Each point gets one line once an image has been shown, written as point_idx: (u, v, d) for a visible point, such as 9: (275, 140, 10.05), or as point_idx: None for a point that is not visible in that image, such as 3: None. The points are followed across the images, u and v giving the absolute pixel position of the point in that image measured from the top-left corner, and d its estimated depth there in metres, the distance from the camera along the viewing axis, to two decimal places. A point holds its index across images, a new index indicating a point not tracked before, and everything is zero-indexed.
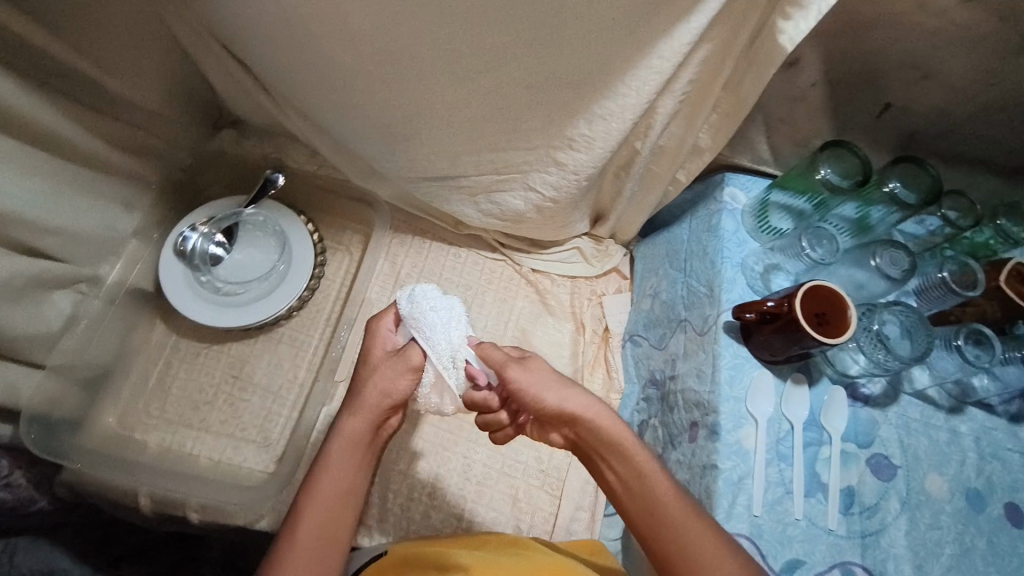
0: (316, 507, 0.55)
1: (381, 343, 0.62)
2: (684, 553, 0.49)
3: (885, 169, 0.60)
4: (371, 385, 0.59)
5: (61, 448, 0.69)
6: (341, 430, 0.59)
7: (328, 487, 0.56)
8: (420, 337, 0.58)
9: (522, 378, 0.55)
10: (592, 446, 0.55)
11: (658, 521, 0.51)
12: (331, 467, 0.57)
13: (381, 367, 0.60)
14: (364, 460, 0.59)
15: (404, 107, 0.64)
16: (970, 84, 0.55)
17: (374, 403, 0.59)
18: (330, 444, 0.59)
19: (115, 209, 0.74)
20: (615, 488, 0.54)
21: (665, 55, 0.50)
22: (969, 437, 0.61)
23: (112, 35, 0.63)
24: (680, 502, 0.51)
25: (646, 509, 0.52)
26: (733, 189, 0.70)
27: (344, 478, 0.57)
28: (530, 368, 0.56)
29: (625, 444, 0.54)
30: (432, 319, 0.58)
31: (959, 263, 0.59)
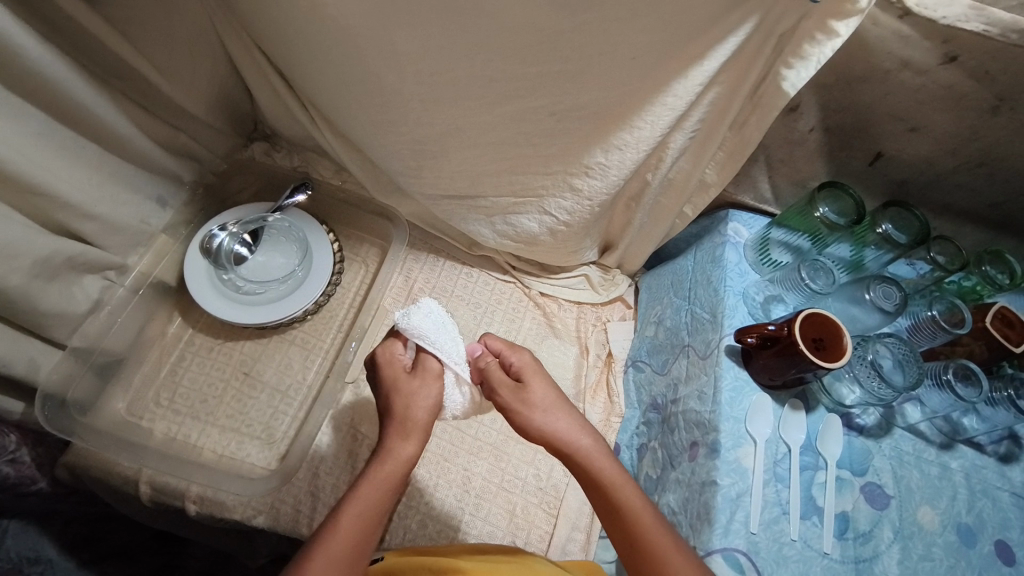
0: (353, 519, 0.55)
1: (395, 365, 0.63)
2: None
3: (877, 212, 0.64)
4: (418, 407, 0.60)
5: (71, 428, 0.71)
6: (391, 453, 0.59)
7: (368, 501, 0.56)
8: (429, 346, 0.62)
9: (514, 404, 0.60)
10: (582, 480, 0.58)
11: (646, 558, 0.53)
12: (374, 481, 0.57)
13: (416, 389, 0.62)
14: (403, 482, 0.59)
15: (436, 126, 0.69)
16: (953, 138, 0.60)
17: (422, 425, 0.61)
18: (377, 462, 0.59)
19: (151, 206, 0.78)
20: (605, 523, 0.57)
21: (679, 94, 0.55)
22: (960, 473, 0.63)
23: (174, 44, 0.69)
24: (667, 540, 0.53)
25: (631, 544, 0.54)
26: (736, 225, 0.75)
27: (384, 496, 0.57)
28: (525, 392, 0.60)
29: (614, 479, 0.57)
30: (437, 329, 0.62)
31: (948, 303, 0.63)
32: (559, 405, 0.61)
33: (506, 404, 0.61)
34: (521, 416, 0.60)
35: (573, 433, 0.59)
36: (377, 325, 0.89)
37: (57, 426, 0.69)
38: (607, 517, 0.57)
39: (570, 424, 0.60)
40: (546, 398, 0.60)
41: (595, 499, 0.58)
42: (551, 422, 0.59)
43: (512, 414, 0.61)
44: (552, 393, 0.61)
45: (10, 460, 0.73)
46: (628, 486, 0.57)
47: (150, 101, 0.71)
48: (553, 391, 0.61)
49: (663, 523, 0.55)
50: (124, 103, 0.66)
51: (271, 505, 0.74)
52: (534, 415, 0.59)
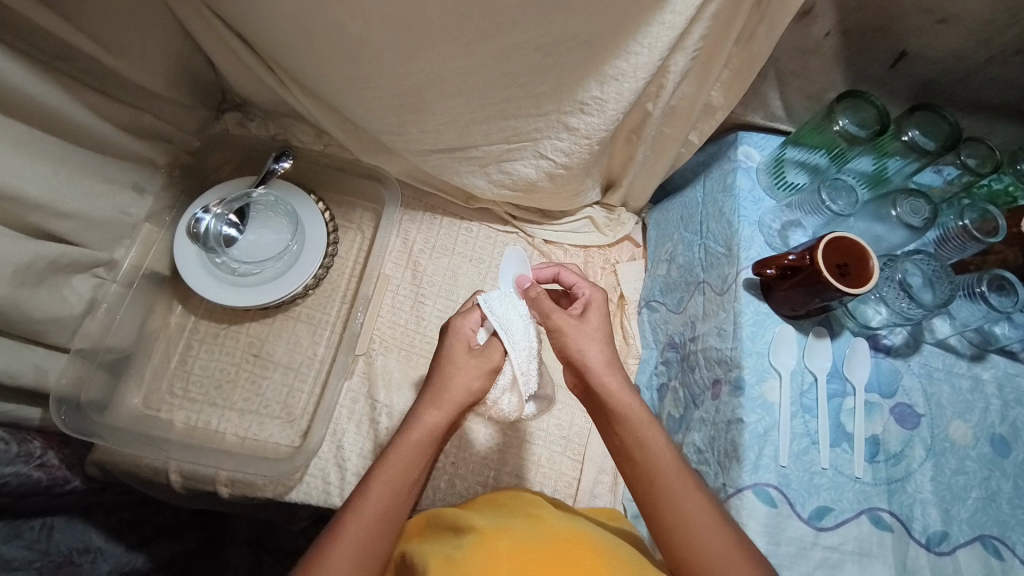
0: (385, 480, 0.53)
1: (463, 339, 0.61)
2: (683, 526, 0.50)
3: (903, 117, 0.59)
4: (458, 381, 0.58)
5: (92, 428, 0.71)
6: (419, 421, 0.57)
7: (397, 466, 0.54)
8: (506, 338, 0.59)
9: (567, 326, 0.59)
10: (606, 413, 0.58)
11: (656, 489, 0.52)
12: (404, 447, 0.55)
13: (468, 363, 0.59)
14: (432, 448, 0.57)
15: (415, 75, 0.63)
16: (987, 25, 0.54)
17: (457, 401, 0.58)
18: (406, 428, 0.57)
19: (128, 195, 0.74)
20: (621, 460, 0.56)
21: (678, 8, 0.49)
22: (991, 384, 0.61)
23: (115, 15, 0.62)
24: (682, 474, 0.53)
25: (646, 476, 0.53)
26: (747, 147, 0.70)
27: (415, 462, 0.55)
28: (583, 322, 0.60)
29: (635, 415, 0.56)
30: (521, 329, 0.59)
31: (979, 211, 0.59)
32: (603, 341, 0.59)
33: (557, 329, 0.60)
34: (567, 342, 0.59)
35: (606, 367, 0.58)
36: (379, 293, 0.86)
37: (77, 428, 0.69)
38: (624, 452, 0.56)
39: (608, 360, 0.58)
40: (599, 331, 0.60)
41: (613, 434, 0.57)
42: (585, 354, 0.58)
43: (563, 338, 0.59)
44: (604, 330, 0.61)
45: (39, 464, 0.71)
46: (645, 422, 0.55)
47: (105, 82, 0.65)
48: (605, 330, 0.61)
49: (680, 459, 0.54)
50: (75, 88, 0.60)
51: (301, 480, 0.75)
52: (581, 341, 0.59)
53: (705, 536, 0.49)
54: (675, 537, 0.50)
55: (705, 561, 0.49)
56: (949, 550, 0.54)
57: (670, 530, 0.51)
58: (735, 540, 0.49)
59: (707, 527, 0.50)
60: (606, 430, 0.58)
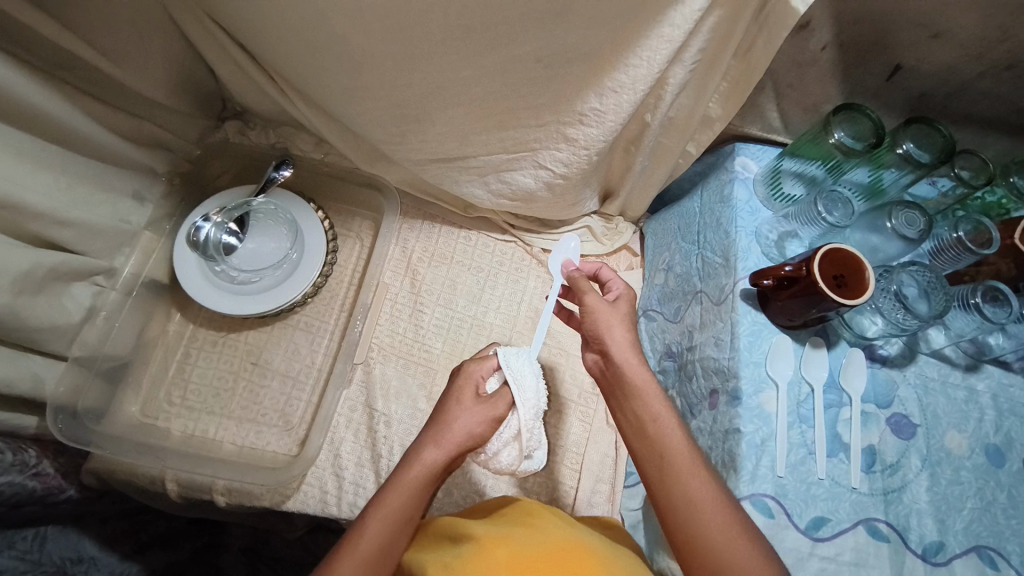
0: (377, 522, 0.53)
1: (472, 383, 0.61)
2: (687, 502, 0.50)
3: (898, 130, 0.60)
4: (460, 423, 0.58)
5: (89, 437, 0.70)
6: (418, 459, 0.57)
7: (391, 512, 0.54)
8: (517, 389, 0.58)
9: (598, 306, 0.60)
10: (617, 387, 0.58)
11: (664, 465, 0.52)
12: (399, 489, 0.55)
13: (473, 407, 0.59)
14: (428, 490, 0.57)
15: (415, 86, 0.64)
16: (980, 40, 0.55)
17: (459, 441, 0.57)
18: (404, 468, 0.57)
19: (127, 202, 0.74)
20: (630, 436, 0.56)
21: (676, 22, 0.49)
22: (986, 395, 0.62)
23: (117, 25, 0.62)
24: (690, 452, 0.52)
25: (654, 452, 0.53)
26: (744, 159, 0.70)
27: (408, 506, 0.55)
28: (614, 306, 0.61)
29: (648, 391, 0.56)
30: (532, 382, 0.59)
31: (974, 222, 0.60)
32: (630, 327, 0.60)
33: (589, 307, 0.60)
34: (596, 319, 0.59)
35: (626, 346, 0.58)
36: (378, 302, 0.87)
37: (73, 436, 0.69)
38: (632, 426, 0.56)
39: (629, 341, 0.59)
40: (626, 317, 0.60)
41: (625, 408, 0.57)
42: (612, 333, 0.59)
43: (591, 316, 0.60)
44: (631, 317, 0.61)
45: (34, 474, 0.71)
46: (659, 398, 0.55)
47: (106, 91, 0.66)
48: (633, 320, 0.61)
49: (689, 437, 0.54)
50: (77, 97, 0.61)
51: (298, 489, 0.75)
52: (611, 321, 0.59)
53: (708, 514, 0.49)
54: (677, 514, 0.50)
55: (705, 538, 0.48)
56: (945, 561, 0.55)
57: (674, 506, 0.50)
58: (738, 521, 0.49)
59: (711, 506, 0.49)
60: (615, 405, 0.59)
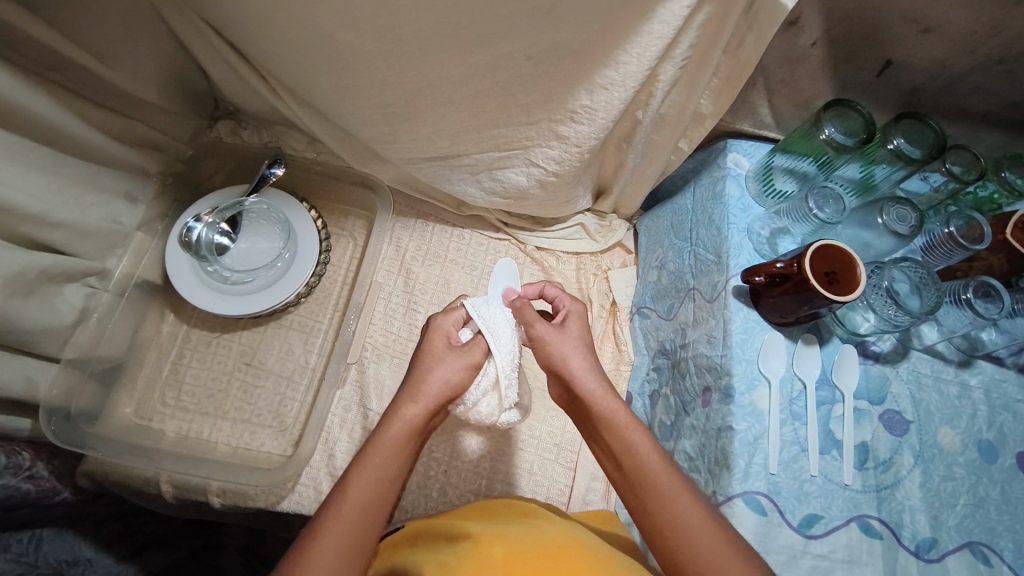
0: (364, 480, 0.52)
1: (443, 335, 0.62)
2: (673, 531, 0.49)
3: (890, 125, 0.60)
4: (436, 374, 0.58)
5: (83, 439, 0.70)
6: (397, 415, 0.56)
7: (376, 468, 0.53)
8: (491, 337, 0.60)
9: (550, 337, 0.60)
10: (591, 418, 0.58)
11: (645, 496, 0.52)
12: (383, 445, 0.54)
13: (447, 358, 0.59)
14: (410, 447, 0.56)
15: (405, 84, 0.63)
16: (971, 35, 0.55)
17: (436, 393, 0.58)
18: (383, 426, 0.56)
19: (119, 203, 0.74)
20: (614, 466, 0.56)
21: (666, 19, 0.49)
22: (979, 390, 0.62)
23: (105, 24, 0.62)
24: (669, 478, 0.52)
25: (635, 482, 0.53)
26: (736, 155, 0.70)
27: (392, 461, 0.54)
28: (564, 331, 0.61)
29: (620, 421, 0.56)
30: (506, 329, 0.61)
31: (965, 217, 0.60)
32: (584, 347, 0.61)
33: (538, 338, 0.61)
34: (551, 352, 0.60)
35: (588, 376, 0.58)
36: (371, 301, 0.87)
37: (67, 438, 0.69)
38: (612, 458, 0.56)
39: (590, 369, 0.59)
40: (580, 339, 0.61)
41: (602, 439, 0.57)
42: (568, 362, 0.59)
43: (545, 347, 0.60)
44: (584, 337, 0.62)
45: (28, 476, 0.71)
46: (633, 426, 0.55)
47: (97, 92, 0.65)
48: (586, 341, 0.62)
49: (669, 462, 0.53)
50: (67, 98, 0.60)
51: (293, 489, 0.75)
52: (564, 349, 0.60)
53: (695, 539, 0.48)
54: (666, 544, 0.49)
55: (695, 566, 0.47)
56: (938, 557, 0.55)
57: (660, 537, 0.50)
58: (726, 540, 0.48)
59: (698, 526, 0.49)
60: (595, 439, 0.59)
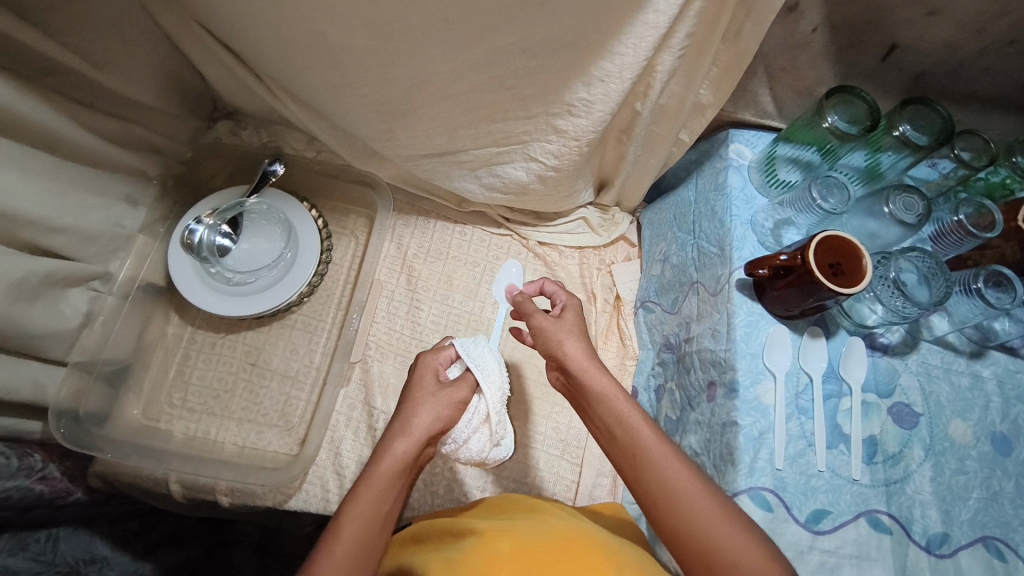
0: (356, 515, 0.51)
1: (431, 373, 0.62)
2: (672, 501, 0.48)
3: (896, 112, 0.58)
4: (422, 414, 0.58)
5: (92, 441, 0.71)
6: (389, 448, 0.55)
7: (368, 507, 0.51)
8: (479, 373, 0.61)
9: (546, 324, 0.60)
10: (581, 393, 0.57)
11: (637, 463, 0.51)
12: (375, 477, 0.53)
13: (436, 394, 0.59)
14: (403, 480, 0.55)
15: (400, 81, 0.63)
16: (979, 16, 0.53)
17: (427, 428, 0.57)
18: (375, 459, 0.55)
19: (121, 207, 0.74)
20: (606, 442, 0.55)
21: (661, 8, 0.48)
22: (992, 381, 0.60)
23: (100, 29, 0.62)
24: (664, 447, 0.51)
25: (630, 455, 0.52)
26: (738, 145, 0.69)
27: (385, 499, 0.53)
28: (560, 319, 0.61)
29: (611, 396, 0.54)
30: (493, 365, 0.62)
31: (976, 204, 0.58)
32: (580, 334, 0.60)
33: (542, 329, 0.61)
34: (551, 337, 0.60)
35: (585, 359, 0.57)
36: (373, 299, 0.87)
37: (75, 441, 0.69)
38: (604, 430, 0.55)
39: (583, 350, 0.58)
40: (575, 326, 0.60)
41: (593, 413, 0.56)
42: (566, 346, 0.58)
43: (544, 336, 0.60)
44: (580, 325, 0.61)
45: (40, 478, 0.71)
46: (626, 399, 0.54)
47: (96, 98, 0.66)
48: (582, 328, 0.61)
49: (662, 433, 0.52)
50: (66, 105, 0.60)
51: (299, 488, 0.75)
52: (561, 336, 0.59)
53: (692, 505, 0.47)
54: (659, 507, 0.49)
55: (697, 533, 0.47)
56: (950, 553, 0.53)
57: (660, 508, 0.49)
58: (722, 506, 0.47)
59: (692, 493, 0.48)
60: (586, 412, 0.58)
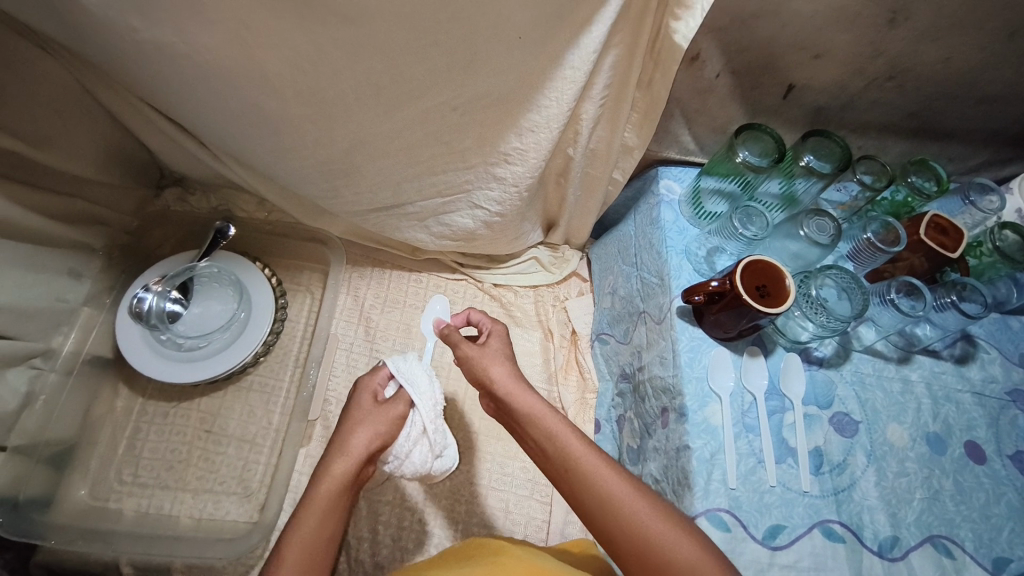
0: (295, 551, 0.50)
1: (369, 393, 0.62)
2: (608, 512, 0.49)
3: (800, 145, 0.64)
4: (355, 438, 0.57)
5: (32, 529, 0.67)
6: (326, 474, 0.55)
7: (306, 540, 0.51)
8: (411, 388, 0.61)
9: (471, 353, 0.62)
10: (512, 415, 0.58)
11: (572, 479, 0.52)
12: (313, 508, 0.53)
13: (372, 412, 0.60)
14: (343, 505, 0.55)
15: (342, 143, 0.65)
16: (859, 57, 0.60)
17: (363, 447, 0.57)
18: (313, 487, 0.55)
19: (63, 281, 0.73)
20: (543, 463, 0.55)
21: (575, 64, 0.52)
22: (921, 384, 0.64)
23: (37, 109, 0.63)
24: (593, 457, 0.52)
25: (565, 472, 0.52)
26: (667, 181, 0.74)
27: (326, 523, 0.53)
28: (483, 347, 0.63)
29: (538, 414, 0.56)
30: (425, 377, 0.62)
31: (882, 223, 0.64)
32: (505, 358, 0.61)
33: (467, 356, 0.62)
34: (479, 364, 0.61)
35: (515, 385, 0.59)
36: (330, 353, 0.86)
37: (12, 530, 0.65)
38: (539, 451, 0.56)
39: (509, 372, 0.60)
40: (500, 351, 0.62)
41: (526, 435, 0.57)
42: (491, 370, 0.60)
43: (471, 363, 0.62)
44: (506, 350, 0.63)
45: None
46: (555, 417, 0.56)
47: (37, 176, 0.66)
48: (508, 351, 0.63)
49: (590, 443, 0.54)
50: (4, 184, 0.60)
51: (261, 556, 0.73)
52: (486, 361, 0.61)
53: (629, 510, 0.48)
54: (601, 515, 0.49)
55: (637, 537, 0.47)
56: (901, 555, 0.55)
57: (599, 521, 0.49)
58: (655, 505, 0.49)
59: (628, 498, 0.49)
60: (521, 434, 0.59)
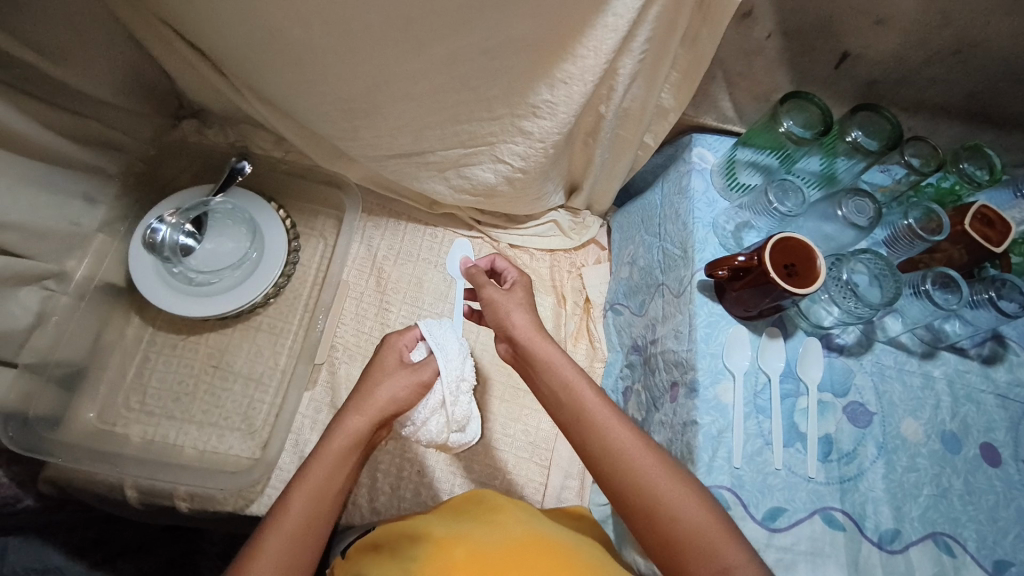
0: (304, 496, 0.51)
1: (396, 354, 0.62)
2: (616, 464, 0.49)
3: (847, 119, 0.60)
4: (383, 388, 0.58)
5: (40, 446, 0.69)
6: (341, 427, 0.56)
7: (314, 487, 0.52)
8: (440, 355, 0.60)
9: (496, 296, 0.61)
10: (524, 360, 0.58)
11: (584, 429, 0.51)
12: (324, 459, 0.54)
13: (399, 373, 0.59)
14: (356, 459, 0.56)
15: (365, 79, 0.62)
16: (923, 27, 0.55)
17: (381, 406, 0.57)
18: (328, 438, 0.55)
19: (78, 203, 0.73)
20: (551, 407, 0.55)
21: (619, 12, 0.48)
22: (943, 381, 0.62)
23: (54, 21, 0.60)
24: (605, 407, 0.52)
25: (573, 417, 0.52)
26: (700, 150, 0.70)
27: (334, 474, 0.53)
28: (508, 292, 0.62)
29: (555, 361, 0.55)
30: (454, 346, 0.61)
31: (924, 210, 0.61)
32: (528, 307, 0.60)
33: (491, 300, 0.61)
34: (501, 307, 0.60)
35: (536, 333, 0.57)
36: (341, 300, 0.86)
37: (23, 444, 0.67)
38: (549, 398, 0.55)
39: (530, 321, 0.59)
40: (524, 300, 0.61)
41: (537, 380, 0.56)
42: (513, 316, 0.59)
43: (494, 304, 0.61)
44: (529, 300, 0.62)
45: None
46: (570, 366, 0.55)
47: (54, 94, 0.64)
48: (531, 301, 0.62)
49: (604, 396, 0.53)
50: (20, 98, 0.59)
51: (261, 492, 0.73)
52: (508, 306, 0.60)
53: (639, 465, 0.48)
54: (609, 467, 0.49)
55: (645, 494, 0.47)
56: (901, 549, 0.55)
57: (602, 468, 0.49)
58: (665, 462, 0.49)
59: (639, 453, 0.49)
60: (530, 379, 0.58)
